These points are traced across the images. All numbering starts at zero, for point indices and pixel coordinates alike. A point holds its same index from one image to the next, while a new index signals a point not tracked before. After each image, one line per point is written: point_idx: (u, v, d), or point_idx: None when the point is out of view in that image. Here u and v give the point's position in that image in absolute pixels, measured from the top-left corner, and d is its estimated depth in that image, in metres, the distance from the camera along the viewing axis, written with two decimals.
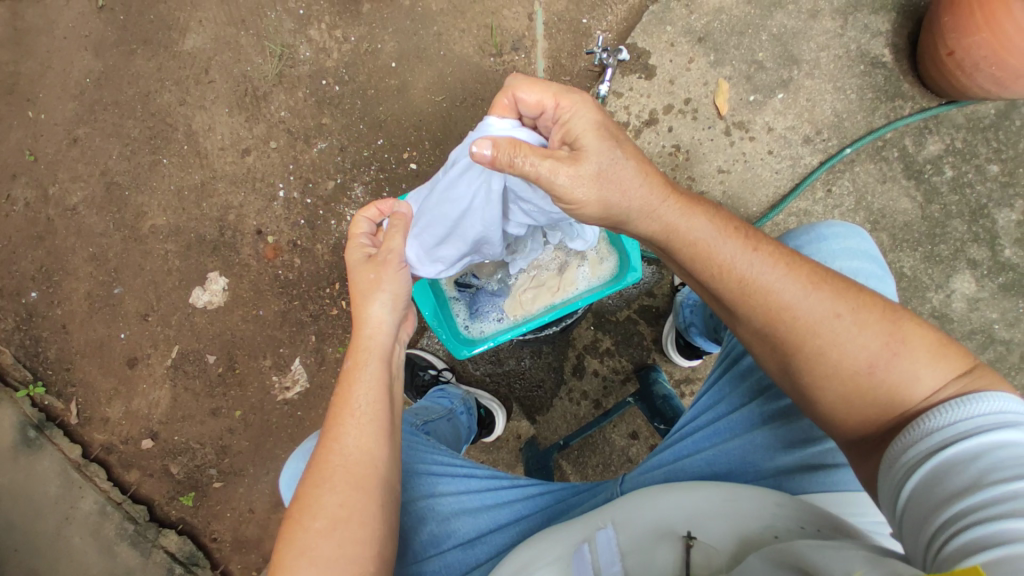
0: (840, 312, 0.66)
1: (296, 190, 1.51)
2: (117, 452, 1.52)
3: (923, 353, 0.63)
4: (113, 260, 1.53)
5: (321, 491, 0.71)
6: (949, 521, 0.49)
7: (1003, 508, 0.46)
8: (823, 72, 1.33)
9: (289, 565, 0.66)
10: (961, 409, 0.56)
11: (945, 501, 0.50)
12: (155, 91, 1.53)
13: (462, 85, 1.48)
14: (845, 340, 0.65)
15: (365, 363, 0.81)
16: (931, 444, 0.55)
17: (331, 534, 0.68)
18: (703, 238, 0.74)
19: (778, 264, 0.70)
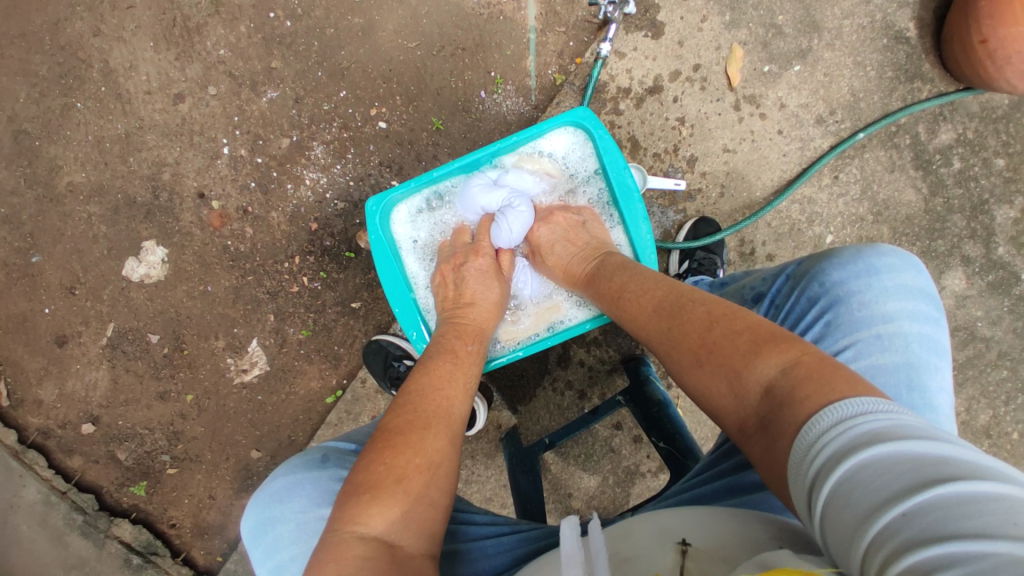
0: (670, 325, 0.72)
1: (243, 148, 1.30)
2: (55, 437, 1.38)
3: (746, 342, 0.62)
4: (27, 224, 1.30)
5: (425, 430, 0.70)
6: (870, 552, 0.38)
7: (923, 523, 0.36)
8: (844, 43, 1.20)
9: (379, 492, 0.63)
10: (829, 414, 0.49)
11: (859, 529, 0.40)
12: (63, 17, 1.24)
13: (439, 29, 1.27)
14: (682, 340, 0.69)
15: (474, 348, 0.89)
16: (822, 459, 0.46)
17: (425, 473, 0.66)
18: (598, 285, 0.89)
19: (639, 295, 0.81)
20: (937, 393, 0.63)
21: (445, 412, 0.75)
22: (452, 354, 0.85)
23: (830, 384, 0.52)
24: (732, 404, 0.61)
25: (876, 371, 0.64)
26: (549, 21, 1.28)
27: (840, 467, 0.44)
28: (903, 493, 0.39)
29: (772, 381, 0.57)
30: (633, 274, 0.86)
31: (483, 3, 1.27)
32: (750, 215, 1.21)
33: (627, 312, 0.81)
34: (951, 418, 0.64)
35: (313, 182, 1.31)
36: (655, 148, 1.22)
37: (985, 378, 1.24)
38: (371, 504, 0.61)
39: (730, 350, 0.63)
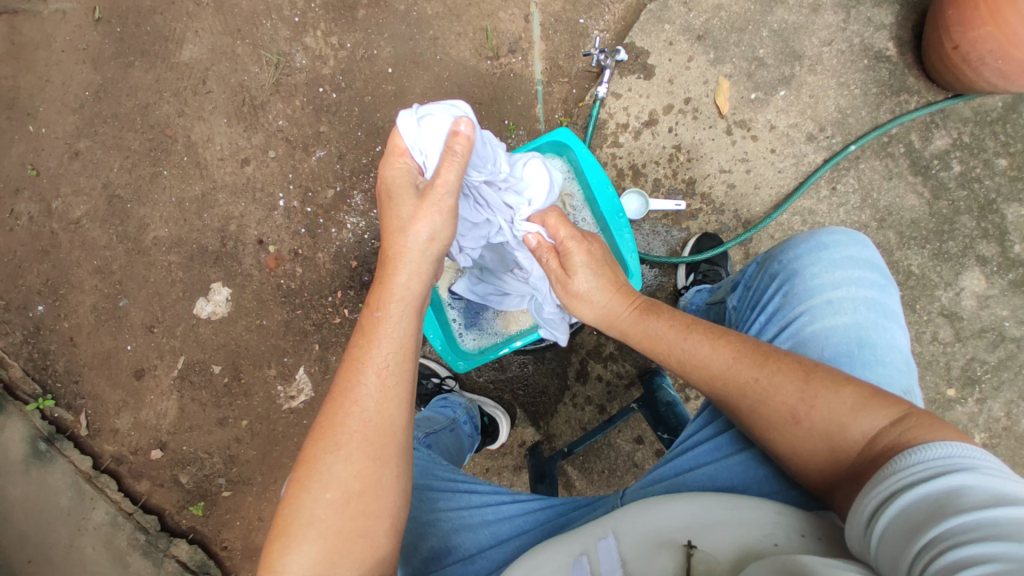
0: (759, 374, 0.68)
1: (296, 200, 1.51)
2: (127, 462, 1.54)
3: (849, 395, 0.62)
4: (117, 273, 1.54)
5: (333, 456, 0.67)
6: (928, 542, 0.46)
7: (998, 530, 0.43)
8: (825, 67, 1.30)
9: (291, 534, 0.65)
10: (915, 449, 0.55)
11: (921, 529, 0.47)
12: (154, 103, 1.53)
13: (460, 88, 1.47)
14: (773, 394, 0.67)
15: (394, 316, 0.77)
16: (902, 483, 0.53)
17: (344, 507, 0.66)
18: (651, 332, 0.82)
19: (707, 345, 0.73)
20: (889, 350, 0.67)
21: (354, 426, 0.69)
22: (361, 335, 0.76)
23: (934, 428, 0.57)
24: (829, 461, 0.63)
25: (829, 333, 0.69)
26: (553, 73, 1.46)
27: (920, 487, 0.51)
28: (974, 511, 0.45)
29: (879, 433, 0.60)
30: (690, 317, 0.80)
31: (496, 64, 1.46)
32: (752, 228, 1.27)
33: (693, 360, 0.75)
34: (910, 372, 0.67)
35: (353, 225, 1.50)
36: (655, 173, 1.33)
37: (1021, 379, 1.21)
38: (285, 552, 0.64)
39: (833, 403, 0.62)
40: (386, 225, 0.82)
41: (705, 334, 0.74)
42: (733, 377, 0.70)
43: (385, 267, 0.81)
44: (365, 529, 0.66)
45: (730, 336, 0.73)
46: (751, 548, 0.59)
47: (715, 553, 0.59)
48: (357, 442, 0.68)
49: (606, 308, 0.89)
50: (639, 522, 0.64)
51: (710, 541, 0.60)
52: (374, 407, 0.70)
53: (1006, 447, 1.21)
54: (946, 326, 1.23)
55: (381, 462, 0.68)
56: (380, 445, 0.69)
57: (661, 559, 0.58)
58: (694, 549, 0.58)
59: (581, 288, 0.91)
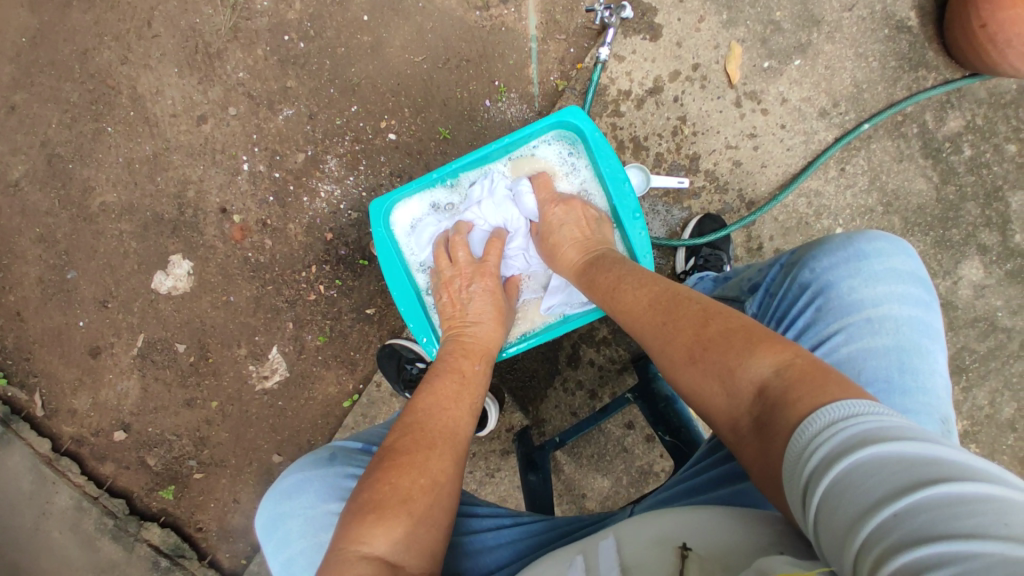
0: (667, 320, 0.71)
1: (262, 164, 1.36)
2: (89, 444, 1.44)
3: (740, 339, 0.60)
4: (63, 242, 1.39)
5: (430, 450, 0.70)
6: (864, 541, 0.38)
7: (928, 517, 0.35)
8: (844, 35, 1.21)
9: (381, 516, 0.63)
10: (828, 411, 0.48)
11: (853, 525, 0.39)
12: (93, 48, 1.33)
13: (445, 43, 1.32)
14: (677, 337, 0.67)
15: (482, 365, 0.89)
16: (813, 467, 0.45)
17: (431, 492, 0.67)
18: (594, 281, 0.88)
19: (636, 291, 0.79)
20: (931, 376, 0.63)
21: (453, 433, 0.75)
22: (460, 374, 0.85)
23: (818, 379, 0.52)
24: (726, 404, 0.60)
25: (867, 354, 0.64)
26: (549, 29, 1.32)
27: (835, 466, 0.43)
28: (895, 497, 0.38)
29: (765, 380, 0.56)
30: (628, 268, 0.85)
31: (485, 16, 1.31)
32: (756, 210, 1.21)
33: (623, 304, 0.79)
34: (948, 399, 0.63)
35: (327, 194, 1.37)
36: (657, 147, 1.24)
37: (1008, 369, 1.22)
38: (376, 524, 0.62)
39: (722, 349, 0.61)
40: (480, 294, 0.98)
41: (630, 280, 0.82)
42: (650, 322, 0.72)
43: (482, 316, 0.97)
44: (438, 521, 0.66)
45: (659, 286, 0.77)
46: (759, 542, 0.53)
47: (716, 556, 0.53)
48: (440, 438, 0.73)
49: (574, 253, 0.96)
50: (645, 533, 0.60)
51: (717, 539, 0.56)
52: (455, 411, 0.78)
53: (988, 435, 1.23)
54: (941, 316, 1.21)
55: (458, 459, 0.72)
56: (457, 442, 0.74)
57: (656, 554, 0.56)
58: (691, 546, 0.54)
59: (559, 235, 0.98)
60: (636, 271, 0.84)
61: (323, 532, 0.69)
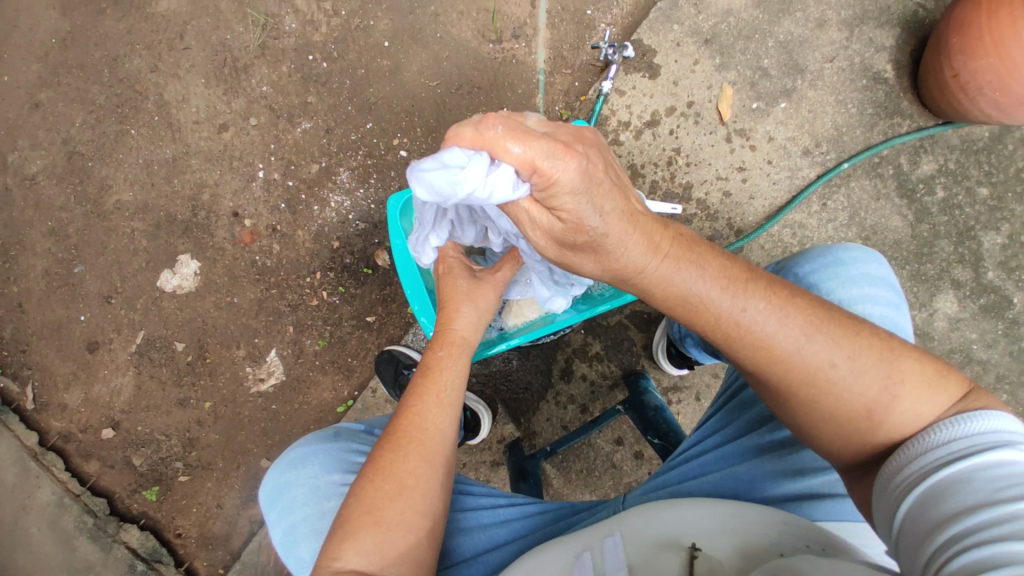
0: (836, 360, 0.64)
1: (277, 172, 1.42)
2: (75, 441, 1.43)
3: (920, 381, 0.62)
4: (73, 237, 1.42)
5: (395, 456, 0.71)
6: (951, 538, 0.49)
7: (998, 531, 0.47)
8: (826, 83, 1.32)
9: (350, 528, 0.66)
10: (935, 430, 0.59)
11: (945, 521, 0.51)
12: (125, 55, 1.41)
13: (459, 70, 1.41)
14: (846, 387, 0.64)
15: (457, 356, 0.84)
16: (916, 474, 0.57)
17: (398, 499, 0.68)
18: (692, 298, 0.69)
19: (774, 316, 0.66)
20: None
21: (421, 433, 0.74)
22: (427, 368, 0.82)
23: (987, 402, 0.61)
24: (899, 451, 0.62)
25: None
26: (557, 63, 1.42)
27: (929, 484, 0.55)
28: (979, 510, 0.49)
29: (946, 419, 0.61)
30: (745, 271, 0.69)
31: (498, 48, 1.42)
32: (744, 237, 1.28)
33: (757, 341, 0.66)
34: None
35: (337, 204, 1.43)
36: (653, 175, 1.32)
37: None
38: (345, 539, 0.65)
39: (915, 397, 0.61)
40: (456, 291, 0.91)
41: (760, 298, 0.66)
42: (811, 362, 0.64)
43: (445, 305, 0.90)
44: (412, 528, 0.68)
45: (799, 306, 0.66)
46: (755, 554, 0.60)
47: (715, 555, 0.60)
48: (413, 445, 0.73)
49: (623, 255, 0.66)
50: (648, 522, 0.64)
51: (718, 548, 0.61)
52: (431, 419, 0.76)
53: None
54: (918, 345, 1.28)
55: (433, 464, 0.72)
56: (433, 449, 0.73)
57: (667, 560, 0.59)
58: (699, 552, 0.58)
59: (578, 215, 0.60)
60: (763, 278, 0.69)
61: (327, 501, 0.74)
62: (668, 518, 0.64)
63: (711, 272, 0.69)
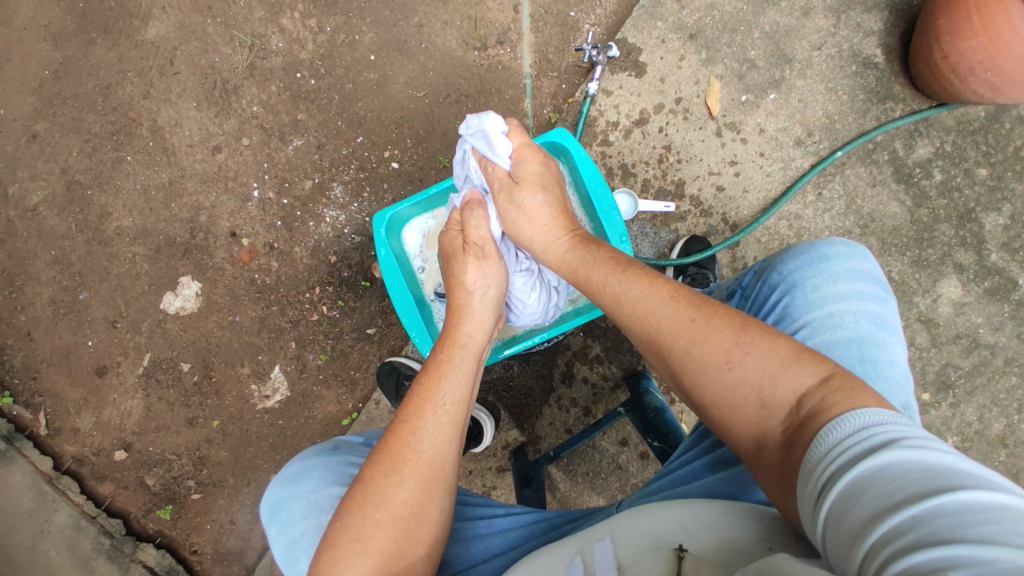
0: (696, 316, 0.69)
1: (271, 191, 1.44)
2: (89, 464, 1.46)
3: (781, 349, 0.63)
4: (77, 264, 1.45)
5: (391, 480, 0.70)
6: (882, 538, 0.42)
7: (939, 522, 0.40)
8: (815, 72, 1.30)
9: (339, 546, 0.65)
10: (843, 422, 0.54)
11: (867, 524, 0.44)
12: (117, 83, 1.44)
13: (445, 79, 1.42)
14: (709, 339, 0.67)
15: (457, 358, 0.83)
16: (836, 467, 0.51)
17: (391, 528, 0.67)
18: (587, 260, 0.86)
19: (643, 281, 0.76)
20: (890, 364, 0.70)
21: (415, 455, 0.72)
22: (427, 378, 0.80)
23: (856, 394, 0.57)
24: (760, 415, 0.62)
25: (832, 346, 0.71)
26: (543, 67, 1.42)
27: (851, 475, 0.48)
28: (913, 500, 0.43)
29: (806, 393, 0.60)
30: (625, 257, 0.83)
31: (483, 55, 1.42)
32: (740, 231, 1.27)
33: (629, 295, 0.76)
34: (908, 386, 0.70)
35: (332, 219, 1.44)
36: (645, 174, 1.32)
37: (994, 386, 1.25)
38: (332, 560, 0.65)
39: (765, 356, 0.63)
40: (459, 300, 0.92)
41: (630, 274, 0.78)
42: (673, 316, 0.71)
43: (448, 319, 0.89)
44: (406, 557, 0.67)
45: (666, 278, 0.76)
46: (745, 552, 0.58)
47: (704, 553, 0.59)
48: (411, 469, 0.71)
49: (545, 232, 0.93)
50: (635, 524, 0.64)
51: (705, 546, 0.60)
52: (430, 439, 0.74)
53: (979, 451, 1.25)
54: (923, 332, 1.26)
55: (432, 494, 0.71)
56: (431, 476, 0.71)
57: (653, 561, 0.58)
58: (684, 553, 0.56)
59: (525, 200, 0.94)
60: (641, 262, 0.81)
61: (321, 514, 0.76)
62: (654, 518, 0.64)
63: (610, 248, 0.86)
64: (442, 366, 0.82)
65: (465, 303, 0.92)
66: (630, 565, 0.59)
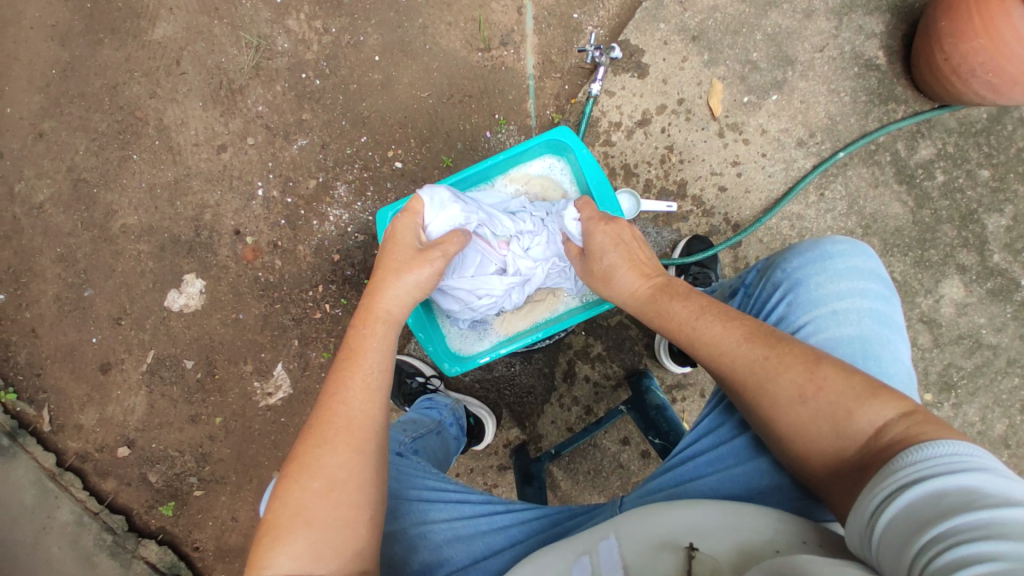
0: (769, 353, 0.68)
1: (276, 189, 1.45)
2: (92, 460, 1.47)
3: (855, 383, 0.63)
4: (82, 262, 1.46)
5: (321, 450, 0.70)
6: (939, 538, 0.45)
7: (997, 530, 0.43)
8: (817, 73, 1.31)
9: (281, 525, 0.66)
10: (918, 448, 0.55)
11: (927, 526, 0.47)
12: (124, 82, 1.45)
13: (450, 80, 1.43)
14: (781, 374, 0.67)
15: (378, 329, 0.83)
16: (897, 484, 0.53)
17: (327, 495, 0.68)
18: (663, 309, 0.80)
19: (719, 325, 0.73)
20: (893, 362, 0.71)
21: (345, 421, 0.72)
22: (349, 354, 0.79)
23: (938, 427, 0.57)
24: (835, 447, 0.63)
25: (835, 342, 0.72)
26: (546, 68, 1.43)
27: (911, 492, 0.51)
28: (976, 508, 0.46)
29: (886, 425, 0.60)
30: (706, 299, 0.78)
31: (487, 56, 1.43)
32: (742, 232, 1.27)
33: (704, 338, 0.73)
34: (910, 383, 0.71)
35: (337, 217, 1.45)
36: (647, 174, 1.32)
37: (997, 386, 1.25)
38: (273, 546, 0.64)
39: (839, 389, 0.63)
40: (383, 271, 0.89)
41: (705, 315, 0.75)
42: (743, 359, 0.69)
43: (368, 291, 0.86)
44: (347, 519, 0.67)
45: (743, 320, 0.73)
46: (752, 552, 0.60)
47: (714, 554, 0.60)
48: (341, 436, 0.71)
49: (622, 279, 0.87)
50: (642, 526, 0.64)
51: (712, 545, 0.61)
52: (359, 406, 0.74)
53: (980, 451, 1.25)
54: (924, 333, 1.26)
55: (365, 456, 0.71)
56: (362, 440, 0.72)
57: (663, 566, 0.59)
58: (696, 553, 0.59)
59: (603, 263, 0.90)
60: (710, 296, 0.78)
61: None
62: (657, 519, 0.65)
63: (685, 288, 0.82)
64: (363, 339, 0.81)
65: (387, 278, 0.87)
66: (638, 566, 0.60)
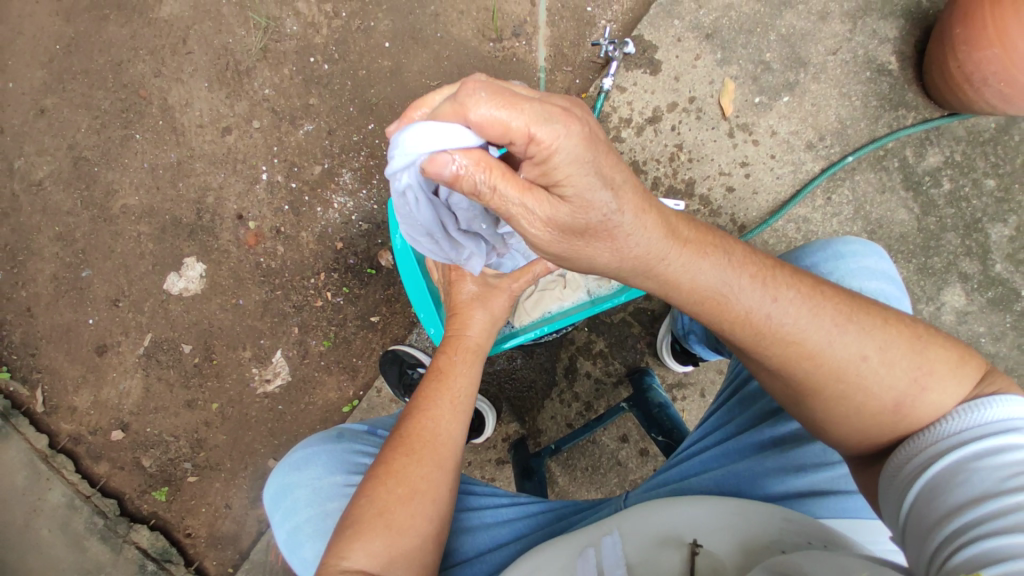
0: (866, 352, 0.64)
1: (279, 174, 1.43)
2: (85, 443, 1.45)
3: (948, 370, 0.63)
4: (80, 241, 1.44)
5: (409, 458, 0.73)
6: (958, 528, 0.51)
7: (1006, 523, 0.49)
8: (829, 76, 1.31)
9: (359, 526, 0.67)
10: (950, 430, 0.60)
11: (951, 512, 0.53)
12: (128, 60, 1.43)
13: (459, 70, 1.42)
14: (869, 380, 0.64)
15: (464, 351, 0.87)
16: (931, 463, 0.58)
17: (406, 501, 0.70)
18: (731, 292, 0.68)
19: (800, 310, 0.66)
20: None
21: (431, 435, 0.76)
22: (438, 380, 0.83)
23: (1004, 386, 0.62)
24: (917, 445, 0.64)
25: None
26: (557, 61, 1.42)
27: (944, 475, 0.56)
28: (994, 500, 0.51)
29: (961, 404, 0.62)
30: (767, 263, 0.69)
31: (498, 47, 1.42)
32: (747, 233, 1.27)
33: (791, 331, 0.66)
34: None
35: (341, 205, 1.43)
36: (655, 171, 1.31)
37: None
38: (351, 538, 0.66)
39: (943, 386, 0.62)
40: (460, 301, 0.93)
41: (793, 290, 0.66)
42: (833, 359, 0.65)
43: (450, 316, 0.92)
44: (418, 529, 0.69)
45: (825, 293, 0.67)
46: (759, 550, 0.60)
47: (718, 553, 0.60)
48: (427, 447, 0.75)
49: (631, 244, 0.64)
50: (644, 520, 0.64)
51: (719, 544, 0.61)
52: (446, 423, 0.78)
53: None
54: None
55: (446, 468, 0.74)
56: (445, 453, 0.76)
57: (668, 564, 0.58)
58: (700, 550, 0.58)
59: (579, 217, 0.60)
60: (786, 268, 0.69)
61: (328, 502, 0.77)
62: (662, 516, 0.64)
63: (741, 259, 0.68)
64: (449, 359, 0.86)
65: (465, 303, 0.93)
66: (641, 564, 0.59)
